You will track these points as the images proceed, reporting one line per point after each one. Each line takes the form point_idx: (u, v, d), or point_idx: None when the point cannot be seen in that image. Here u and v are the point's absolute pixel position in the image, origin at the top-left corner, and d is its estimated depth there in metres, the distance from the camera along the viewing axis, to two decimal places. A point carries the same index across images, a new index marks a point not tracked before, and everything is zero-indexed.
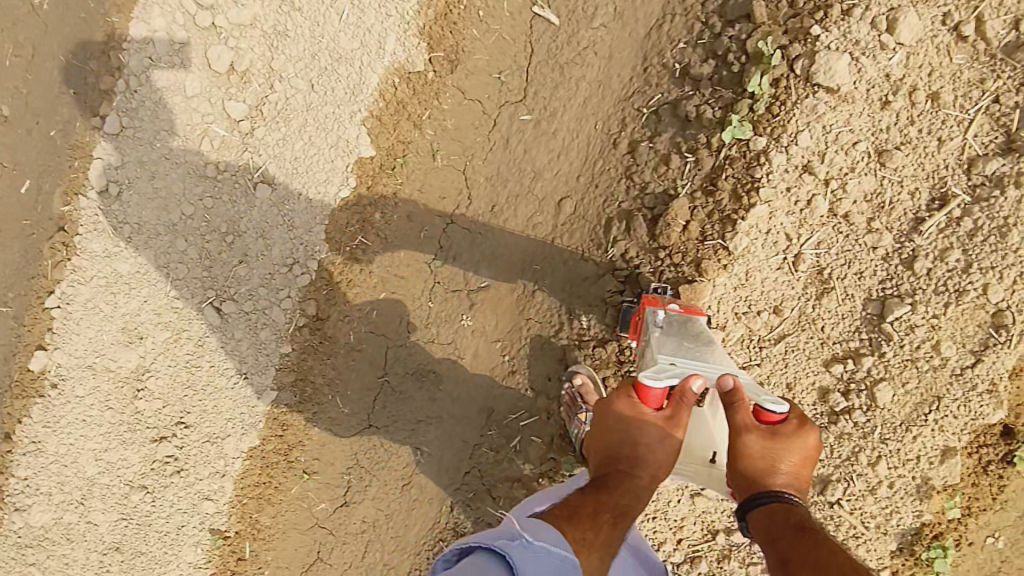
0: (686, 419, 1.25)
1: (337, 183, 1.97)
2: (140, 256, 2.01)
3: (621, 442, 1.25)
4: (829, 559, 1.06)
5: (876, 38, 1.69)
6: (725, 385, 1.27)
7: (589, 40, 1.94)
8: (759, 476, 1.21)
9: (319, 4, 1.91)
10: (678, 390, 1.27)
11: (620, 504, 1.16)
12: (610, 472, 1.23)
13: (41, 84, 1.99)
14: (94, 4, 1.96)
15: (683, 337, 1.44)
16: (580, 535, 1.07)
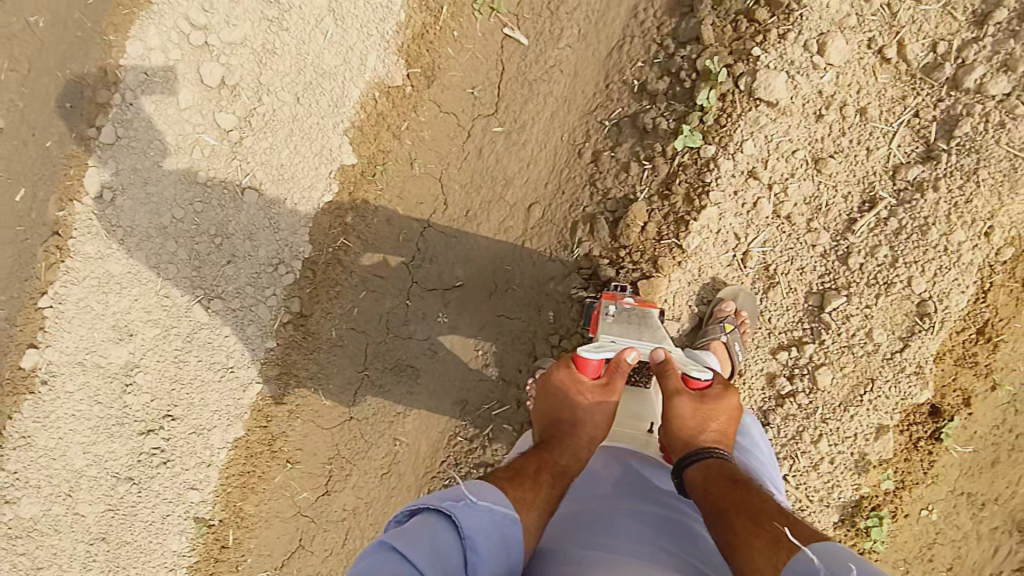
0: (620, 385, 1.44)
1: (320, 189, 2.09)
2: (131, 257, 2.12)
3: (560, 410, 1.42)
4: (761, 508, 1.17)
5: (809, 58, 1.88)
6: (658, 357, 1.46)
7: (555, 59, 2.09)
8: (692, 436, 1.34)
9: (305, 24, 2.03)
10: (614, 363, 1.46)
11: (559, 465, 1.30)
12: (551, 436, 1.38)
13: (38, 97, 2.11)
14: (91, 23, 2.10)
15: (631, 328, 1.56)
16: (521, 495, 1.19)
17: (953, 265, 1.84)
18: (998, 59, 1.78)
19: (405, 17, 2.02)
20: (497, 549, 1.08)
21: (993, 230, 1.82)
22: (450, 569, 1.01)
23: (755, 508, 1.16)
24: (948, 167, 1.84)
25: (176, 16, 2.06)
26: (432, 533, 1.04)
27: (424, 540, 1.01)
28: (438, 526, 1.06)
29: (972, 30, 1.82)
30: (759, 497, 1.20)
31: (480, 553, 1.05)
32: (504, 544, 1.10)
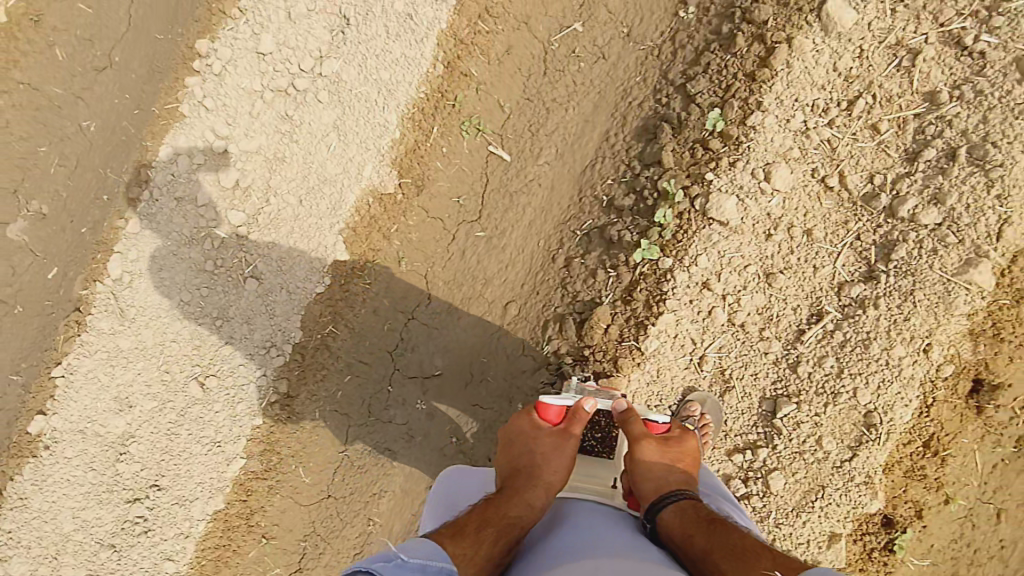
0: (578, 430, 1.61)
1: (313, 281, 2.30)
2: (139, 334, 2.31)
3: (520, 455, 1.57)
4: (741, 543, 1.31)
5: (756, 184, 2.05)
6: (620, 407, 1.70)
7: (535, 174, 2.29)
8: (661, 478, 1.51)
9: (313, 136, 2.25)
10: (573, 410, 1.65)
11: (508, 517, 1.42)
12: (508, 484, 1.52)
13: (79, 190, 2.43)
14: (134, 129, 2.43)
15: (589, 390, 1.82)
16: (459, 552, 1.32)
17: (895, 378, 1.95)
18: (929, 192, 1.92)
19: (399, 135, 2.23)
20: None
21: (931, 347, 1.93)
22: None
23: (737, 545, 1.31)
24: (888, 287, 1.97)
25: (203, 127, 2.33)
26: None
27: None
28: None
29: (905, 165, 1.98)
30: (732, 532, 1.35)
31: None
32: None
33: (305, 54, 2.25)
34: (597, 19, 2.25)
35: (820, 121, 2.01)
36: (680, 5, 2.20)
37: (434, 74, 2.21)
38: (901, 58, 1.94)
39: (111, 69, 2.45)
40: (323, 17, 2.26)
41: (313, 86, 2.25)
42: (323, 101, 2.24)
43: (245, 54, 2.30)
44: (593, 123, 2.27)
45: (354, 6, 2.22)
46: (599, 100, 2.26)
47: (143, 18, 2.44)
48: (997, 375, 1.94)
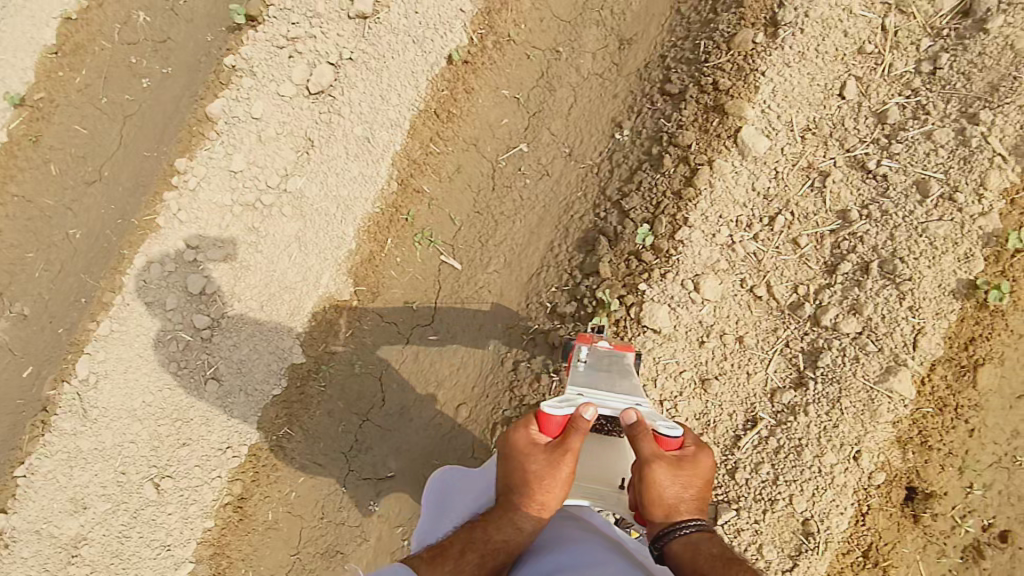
0: (575, 445, 1.45)
1: (272, 383, 2.32)
2: (101, 435, 2.34)
3: (513, 473, 1.52)
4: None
5: (687, 293, 2.09)
6: (629, 420, 1.44)
7: (484, 281, 2.37)
8: (671, 504, 1.45)
9: (276, 246, 2.38)
10: (573, 421, 1.45)
11: (494, 541, 1.51)
12: (502, 500, 1.56)
13: (61, 292, 2.65)
14: (115, 237, 2.68)
15: (605, 373, 1.58)
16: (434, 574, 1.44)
17: (828, 486, 1.92)
18: (848, 301, 1.95)
19: (355, 246, 2.36)
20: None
21: (862, 454, 1.91)
22: None
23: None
24: (816, 394, 1.97)
25: (177, 237, 2.46)
26: None
27: None
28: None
29: (827, 276, 2.01)
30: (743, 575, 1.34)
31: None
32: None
33: (272, 172, 2.44)
34: (541, 139, 2.44)
35: (744, 235, 2.09)
36: (616, 128, 2.40)
37: (389, 191, 2.38)
38: (813, 178, 2.07)
39: (100, 183, 2.73)
40: (290, 138, 2.47)
41: (278, 201, 2.42)
42: (286, 215, 2.40)
43: (218, 172, 2.49)
44: (538, 234, 2.38)
45: (319, 130, 2.45)
46: (544, 213, 2.39)
47: (133, 138, 2.77)
48: (930, 483, 1.90)
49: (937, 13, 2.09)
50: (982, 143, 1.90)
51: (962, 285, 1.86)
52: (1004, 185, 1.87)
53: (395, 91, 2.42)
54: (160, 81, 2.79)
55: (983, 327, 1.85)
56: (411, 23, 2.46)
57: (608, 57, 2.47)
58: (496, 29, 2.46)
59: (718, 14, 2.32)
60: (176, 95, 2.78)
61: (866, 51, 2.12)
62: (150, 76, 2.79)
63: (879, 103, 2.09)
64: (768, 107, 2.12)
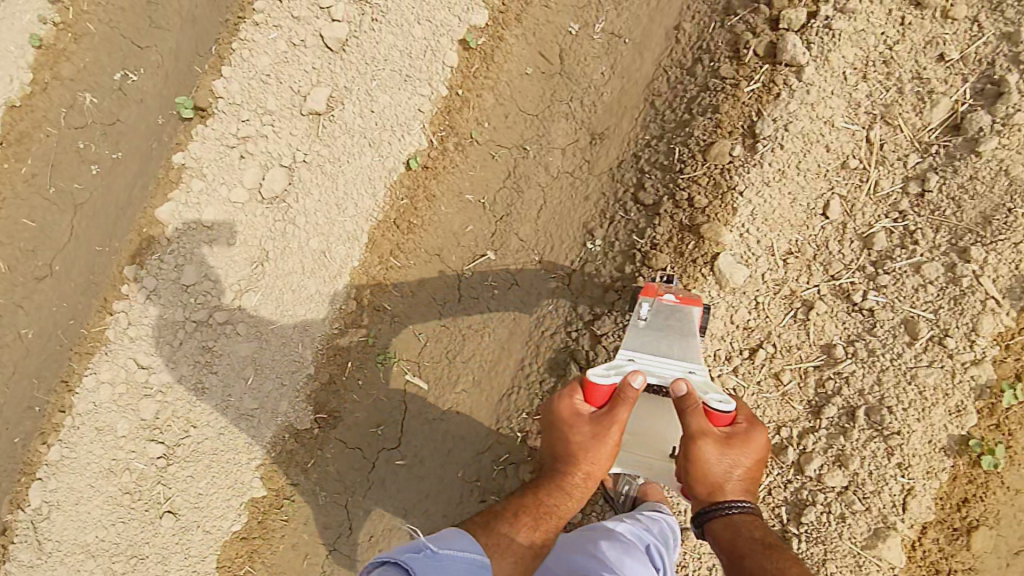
0: (623, 416, 1.51)
1: (230, 517, 2.16)
2: (54, 570, 2.21)
3: (558, 442, 1.57)
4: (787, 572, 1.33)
5: None
6: (679, 391, 1.50)
7: (452, 401, 2.24)
8: (715, 482, 1.48)
9: (231, 368, 2.22)
10: (620, 390, 1.52)
11: (543, 507, 1.53)
12: (547, 467, 1.60)
13: (16, 399, 2.37)
14: (65, 337, 2.42)
15: (662, 334, 1.60)
16: (494, 542, 1.42)
17: None
18: (833, 452, 1.82)
19: (314, 371, 2.22)
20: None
21: None
22: None
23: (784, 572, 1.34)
24: (799, 554, 1.82)
25: (126, 354, 2.30)
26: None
27: None
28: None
29: (811, 418, 1.89)
30: (783, 562, 1.36)
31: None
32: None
33: (225, 287, 2.28)
34: (508, 246, 2.30)
35: (722, 369, 1.96)
36: (587, 236, 2.27)
37: (347, 310, 2.24)
38: (796, 309, 1.95)
39: (51, 278, 2.44)
40: (244, 250, 2.30)
41: (232, 318, 2.25)
42: (242, 335, 2.24)
43: (167, 286, 2.32)
44: (508, 349, 2.26)
45: (273, 242, 2.29)
46: (514, 327, 2.27)
47: (86, 230, 2.47)
48: None
49: (926, 125, 1.98)
50: (974, 284, 1.78)
51: (952, 441, 1.76)
52: (997, 330, 1.76)
53: (352, 199, 2.27)
54: (113, 168, 2.48)
55: (976, 487, 1.74)
56: (367, 123, 2.31)
57: (578, 153, 2.35)
58: (457, 130, 2.32)
59: (693, 116, 2.17)
60: (131, 180, 2.49)
61: (850, 166, 2.00)
62: (100, 162, 2.47)
63: (865, 225, 1.97)
64: (746, 231, 1.98)
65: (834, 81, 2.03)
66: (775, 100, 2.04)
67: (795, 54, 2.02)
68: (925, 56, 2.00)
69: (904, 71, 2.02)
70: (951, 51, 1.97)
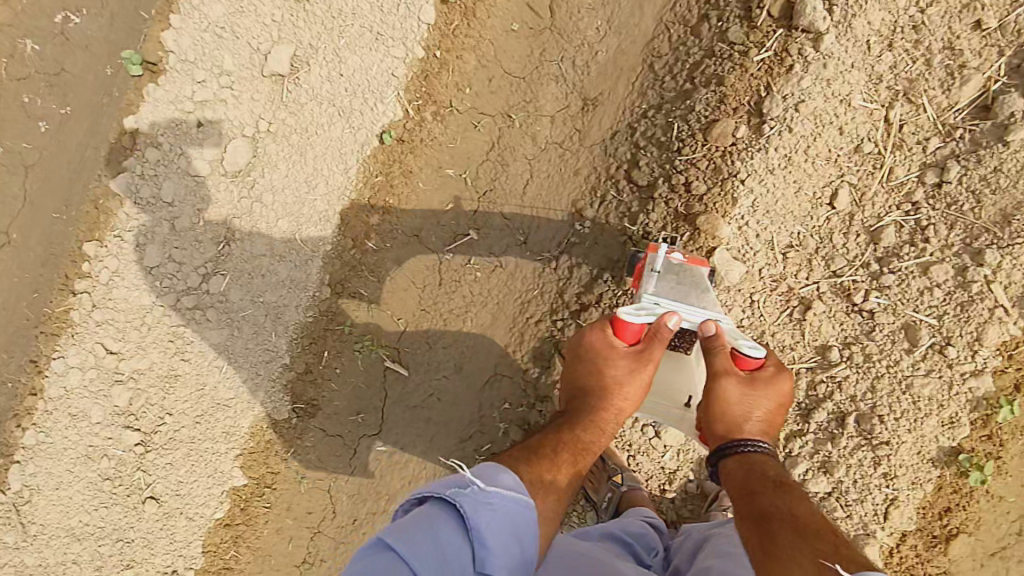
0: (657, 354, 1.45)
1: (212, 505, 2.16)
2: (42, 552, 2.21)
3: (591, 378, 1.49)
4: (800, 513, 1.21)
5: (647, 439, 1.93)
6: (708, 330, 1.43)
7: (435, 388, 2.18)
8: (735, 422, 1.41)
9: (204, 357, 2.14)
10: (653, 328, 1.45)
11: (582, 442, 1.43)
12: (574, 406, 1.51)
13: None
14: (33, 311, 2.27)
15: (680, 281, 1.53)
16: (540, 477, 1.30)
17: None
18: (819, 458, 1.82)
19: (290, 359, 2.14)
20: (508, 540, 1.14)
21: None
22: (453, 560, 1.06)
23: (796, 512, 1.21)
24: None
25: (93, 340, 2.20)
26: (433, 524, 1.09)
27: (424, 532, 1.08)
28: (442, 517, 1.11)
29: (800, 421, 1.86)
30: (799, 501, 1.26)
31: (486, 541, 1.10)
32: (515, 534, 1.16)
33: (190, 270, 2.13)
34: (491, 225, 2.15)
35: None
36: (576, 216, 2.11)
37: (321, 297, 2.13)
38: (793, 308, 1.87)
39: (8, 247, 2.28)
40: (208, 228, 2.12)
41: (200, 304, 2.14)
42: (211, 322, 2.13)
43: (130, 269, 2.17)
44: (491, 335, 2.17)
45: (239, 221, 2.11)
46: (498, 311, 2.16)
47: (39, 193, 2.29)
48: None
49: (952, 105, 1.79)
50: (983, 290, 1.70)
51: (942, 452, 1.75)
52: (1003, 339, 1.70)
53: (321, 175, 2.09)
54: (61, 125, 2.27)
55: (960, 496, 1.74)
56: (336, 89, 2.07)
57: (569, 121, 2.14)
58: (434, 97, 2.10)
59: (696, 87, 1.96)
60: (81, 142, 2.27)
61: (863, 151, 1.84)
62: (48, 118, 2.26)
63: (874, 218, 1.84)
64: (745, 224, 1.86)
65: (856, 52, 1.81)
66: (787, 74, 1.83)
67: (814, 20, 1.80)
68: (961, 22, 1.77)
69: (935, 39, 1.79)
70: (988, 18, 1.75)
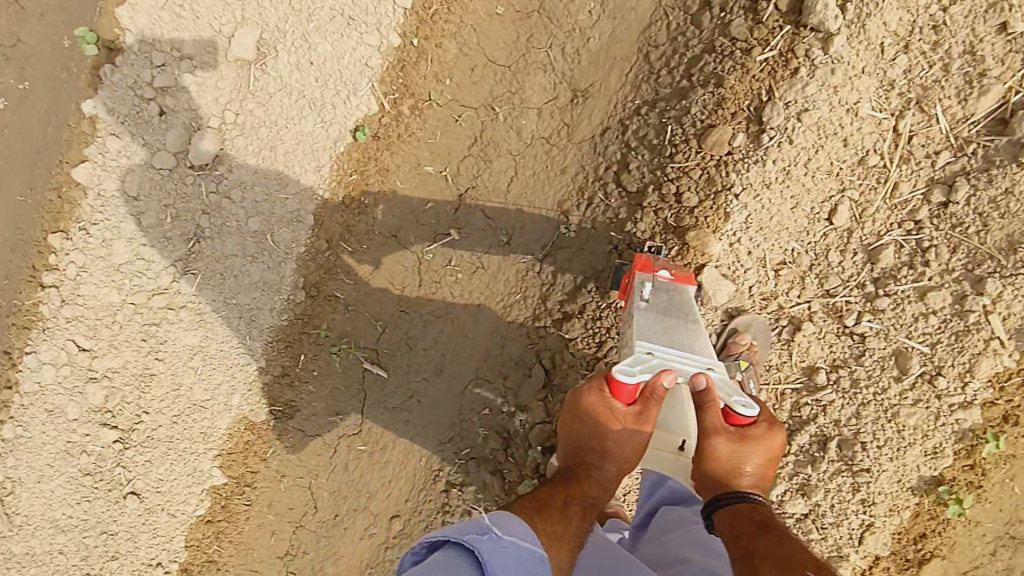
0: (655, 415, 1.32)
1: (193, 503, 2.14)
2: (30, 542, 2.14)
3: (589, 435, 1.36)
4: (790, 556, 1.13)
5: None
6: (698, 385, 1.30)
7: (416, 390, 2.11)
8: (725, 477, 1.31)
9: (178, 357, 2.08)
10: (649, 388, 1.32)
11: (588, 496, 1.32)
12: (573, 461, 1.38)
13: None
14: (4, 303, 2.11)
15: (669, 315, 1.43)
16: (551, 530, 1.22)
17: None
18: (798, 479, 1.77)
19: (265, 362, 2.09)
20: None
21: None
22: None
23: (786, 555, 1.13)
24: None
25: (64, 337, 2.10)
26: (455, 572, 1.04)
27: None
28: (462, 564, 1.06)
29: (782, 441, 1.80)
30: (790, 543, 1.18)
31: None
32: None
33: (161, 269, 2.06)
34: (473, 224, 2.05)
35: None
36: (563, 218, 2.00)
37: (296, 300, 2.06)
38: (779, 329, 1.79)
39: None
40: (178, 225, 2.04)
41: (173, 305, 2.07)
42: (184, 322, 2.07)
43: (97, 265, 2.06)
44: (473, 338, 2.09)
45: (207, 218, 2.03)
46: (479, 314, 2.08)
47: (2, 174, 2.08)
48: None
49: (968, 116, 1.66)
50: (980, 321, 1.62)
51: (922, 481, 1.71)
52: (995, 370, 1.63)
53: (293, 173, 1.99)
54: (20, 101, 2.06)
55: (936, 523, 1.71)
56: (305, 80, 1.95)
57: (556, 114, 2.00)
58: (411, 89, 1.99)
59: (694, 86, 1.82)
60: (40, 120, 2.06)
61: (868, 164, 1.72)
62: (6, 94, 2.06)
63: (873, 236, 1.74)
64: (737, 241, 1.77)
65: (868, 55, 1.67)
66: (791, 78, 1.71)
67: (825, 18, 1.65)
68: (986, 23, 1.61)
69: (956, 42, 1.63)
70: (1017, 20, 1.58)
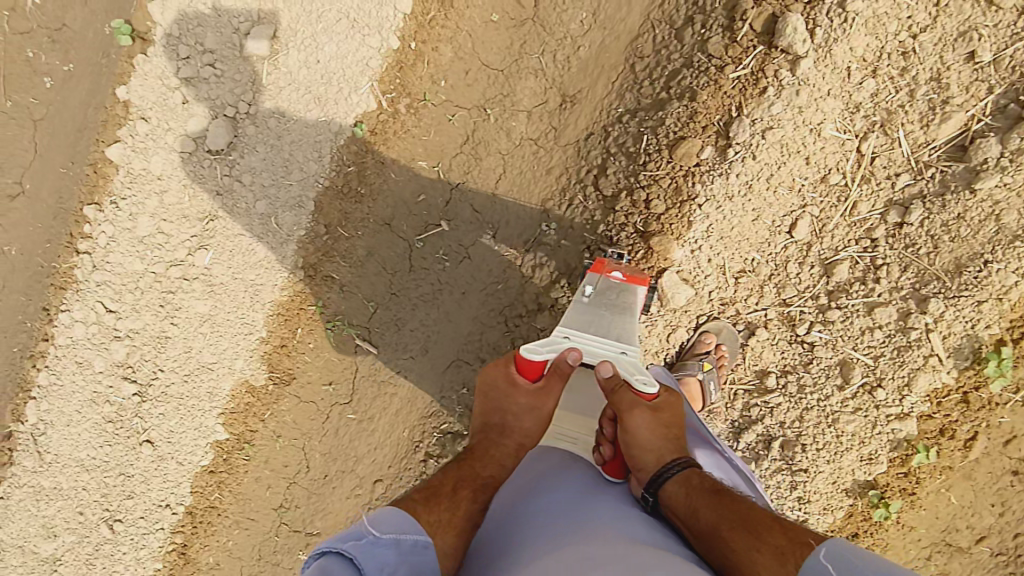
0: (556, 386, 1.45)
1: (198, 455, 2.36)
2: (56, 477, 2.40)
3: (494, 412, 1.51)
4: (749, 513, 1.24)
5: None
6: (604, 371, 1.39)
7: (402, 367, 2.27)
8: (658, 450, 1.39)
9: (191, 322, 2.30)
10: (554, 364, 1.43)
11: (479, 479, 1.42)
12: (478, 437, 1.52)
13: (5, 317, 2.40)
14: (44, 262, 2.37)
15: (606, 307, 1.57)
16: (435, 519, 1.28)
17: None
18: None
19: (266, 334, 2.28)
20: None
21: None
22: None
23: (745, 513, 1.24)
24: None
25: (94, 297, 2.33)
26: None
27: None
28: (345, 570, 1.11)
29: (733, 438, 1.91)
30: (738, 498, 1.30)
31: None
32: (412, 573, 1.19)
33: (178, 244, 2.27)
34: (460, 218, 2.19)
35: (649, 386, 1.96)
36: (544, 216, 2.12)
37: (296, 278, 2.24)
38: (738, 331, 1.88)
39: (23, 197, 2.34)
40: (195, 204, 2.25)
41: (188, 275, 2.28)
42: (198, 292, 2.28)
43: (124, 236, 2.29)
44: (455, 322, 2.24)
45: (222, 199, 2.23)
46: (463, 300, 2.23)
47: (47, 147, 2.32)
48: None
49: (929, 141, 1.72)
50: (922, 337, 1.72)
51: (857, 484, 1.81)
52: (934, 386, 1.73)
53: (298, 162, 2.17)
54: (64, 82, 2.28)
55: (869, 524, 1.81)
56: (313, 76, 2.13)
57: (545, 118, 2.12)
58: (409, 89, 2.15)
59: (671, 98, 1.91)
60: (81, 102, 2.28)
61: (829, 182, 1.79)
62: (51, 75, 2.28)
63: (831, 250, 1.81)
64: (698, 248, 1.86)
65: (834, 79, 1.75)
66: (759, 96, 1.79)
67: (794, 42, 1.73)
68: (953, 52, 1.67)
69: (923, 68, 1.70)
70: (983, 50, 1.64)
